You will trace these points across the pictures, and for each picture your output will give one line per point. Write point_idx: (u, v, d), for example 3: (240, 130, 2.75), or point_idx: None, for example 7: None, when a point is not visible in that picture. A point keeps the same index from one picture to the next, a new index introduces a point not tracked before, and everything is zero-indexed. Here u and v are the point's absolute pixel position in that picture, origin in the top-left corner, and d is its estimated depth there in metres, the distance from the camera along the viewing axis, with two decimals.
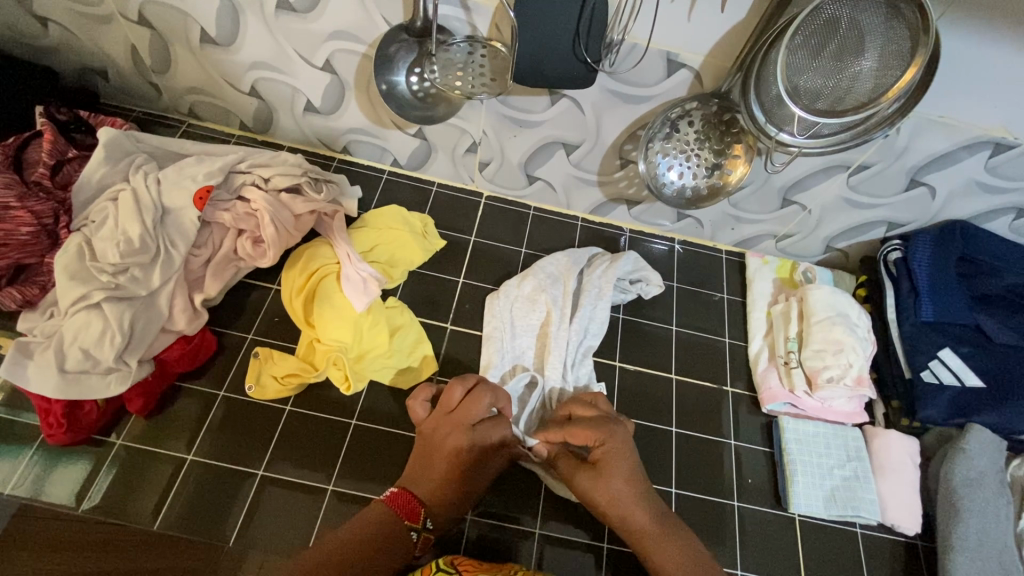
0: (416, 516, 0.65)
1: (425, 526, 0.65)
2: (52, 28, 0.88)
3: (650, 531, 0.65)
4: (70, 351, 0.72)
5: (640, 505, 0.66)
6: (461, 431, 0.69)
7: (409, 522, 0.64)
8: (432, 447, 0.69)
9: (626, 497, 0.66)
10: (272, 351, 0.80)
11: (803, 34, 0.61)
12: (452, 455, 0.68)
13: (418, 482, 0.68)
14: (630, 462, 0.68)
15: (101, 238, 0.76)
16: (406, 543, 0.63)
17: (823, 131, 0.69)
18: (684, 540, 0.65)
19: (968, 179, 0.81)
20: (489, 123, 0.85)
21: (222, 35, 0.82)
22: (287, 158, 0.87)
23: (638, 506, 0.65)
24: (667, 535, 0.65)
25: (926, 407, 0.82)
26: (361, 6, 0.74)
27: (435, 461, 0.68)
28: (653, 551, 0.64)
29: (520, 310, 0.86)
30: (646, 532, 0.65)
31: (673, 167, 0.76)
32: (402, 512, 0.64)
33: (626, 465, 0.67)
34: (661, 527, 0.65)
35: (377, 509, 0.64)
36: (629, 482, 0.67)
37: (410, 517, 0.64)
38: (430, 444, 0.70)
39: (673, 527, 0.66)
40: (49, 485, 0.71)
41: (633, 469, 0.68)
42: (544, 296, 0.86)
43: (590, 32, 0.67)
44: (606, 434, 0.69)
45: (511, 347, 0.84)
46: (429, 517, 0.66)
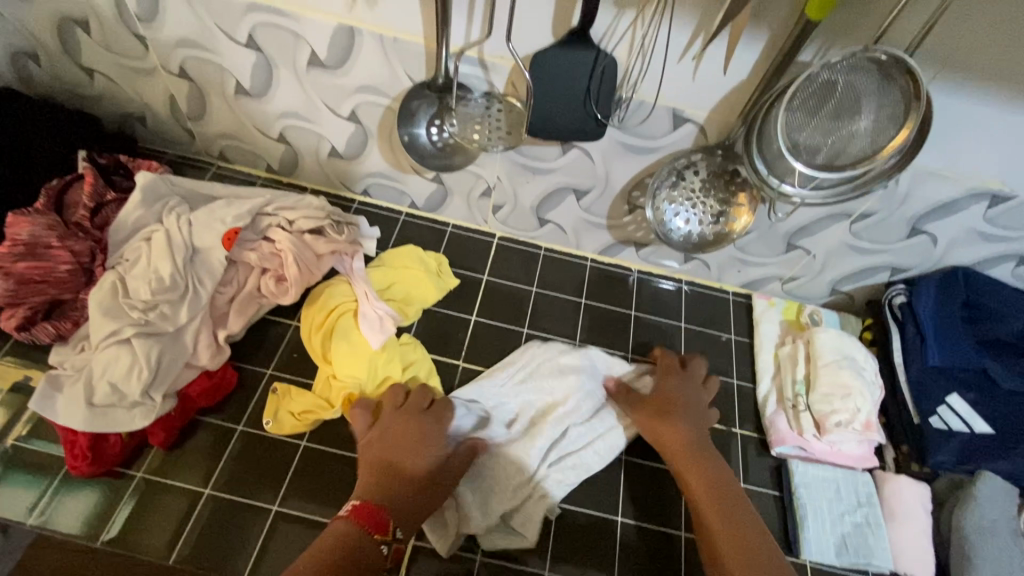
0: (384, 529, 0.64)
1: (396, 538, 0.66)
2: (97, 79, 0.94)
3: (687, 452, 0.76)
4: (99, 384, 0.75)
5: (681, 429, 0.78)
6: (419, 433, 0.74)
7: (378, 536, 0.63)
8: (388, 446, 0.72)
9: (682, 434, 0.77)
10: (288, 387, 0.82)
11: (801, 97, 0.65)
12: (416, 464, 0.71)
13: (380, 496, 0.67)
14: (692, 410, 0.81)
15: (135, 276, 0.80)
16: (377, 556, 0.63)
17: (825, 184, 0.70)
18: (712, 467, 0.74)
19: (968, 228, 0.83)
20: (504, 170, 0.90)
21: (256, 87, 0.88)
22: (311, 201, 0.91)
23: (679, 429, 0.78)
24: (716, 475, 0.74)
25: (936, 452, 0.82)
26: (387, 64, 0.79)
27: (394, 467, 0.70)
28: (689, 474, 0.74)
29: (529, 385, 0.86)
30: (682, 457, 0.76)
31: (680, 214, 0.80)
32: (370, 522, 0.64)
33: (682, 407, 0.81)
34: (708, 469, 0.74)
35: (345, 525, 0.63)
36: (685, 422, 0.79)
37: (380, 531, 0.64)
38: (401, 442, 0.73)
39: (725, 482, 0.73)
40: (69, 517, 0.72)
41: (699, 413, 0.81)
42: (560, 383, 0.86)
43: (601, 91, 0.73)
44: (679, 373, 0.85)
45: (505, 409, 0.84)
46: (398, 527, 0.66)
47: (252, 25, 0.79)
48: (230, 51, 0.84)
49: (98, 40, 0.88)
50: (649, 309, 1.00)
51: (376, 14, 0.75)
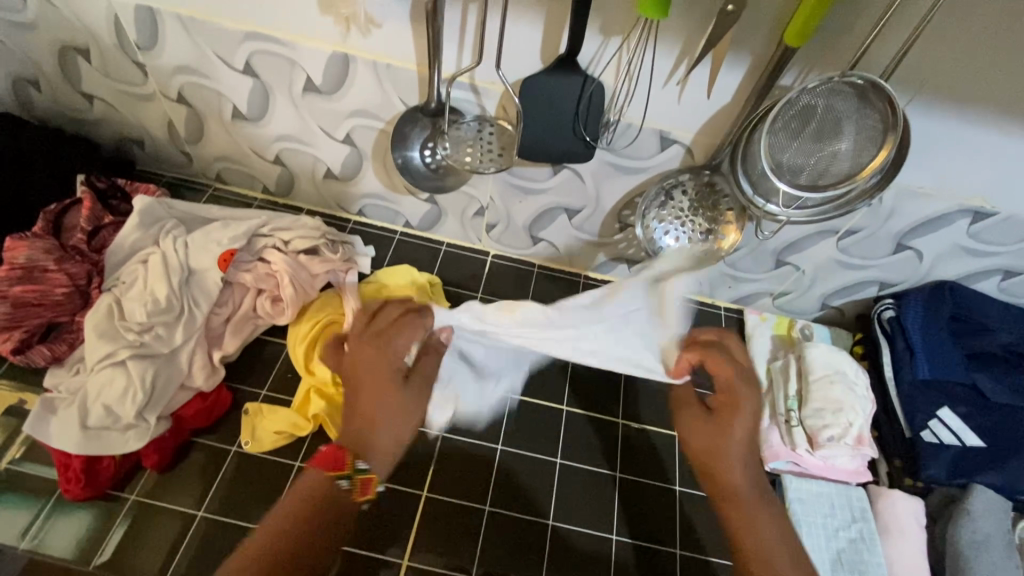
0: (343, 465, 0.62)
1: (359, 470, 0.62)
2: (96, 104, 0.96)
3: (744, 496, 0.65)
4: (93, 407, 0.75)
5: (741, 467, 0.66)
6: (371, 354, 0.69)
7: (337, 472, 0.61)
8: (353, 375, 0.69)
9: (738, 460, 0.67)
10: (262, 407, 0.82)
11: (782, 120, 0.67)
12: (367, 394, 0.67)
13: (345, 435, 0.65)
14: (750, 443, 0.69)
15: (131, 298, 0.81)
16: (340, 493, 0.61)
17: (809, 204, 0.72)
18: (766, 514, 0.65)
19: (953, 243, 0.85)
20: (497, 190, 0.91)
21: (252, 112, 0.90)
22: (306, 222, 0.93)
23: (739, 466, 0.66)
24: (750, 511, 0.64)
25: (929, 466, 0.83)
26: (381, 89, 0.81)
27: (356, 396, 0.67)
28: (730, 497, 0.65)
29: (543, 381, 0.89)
30: (739, 494, 0.65)
31: (669, 233, 0.82)
32: (328, 464, 0.62)
33: (744, 442, 0.68)
34: (745, 504, 0.65)
35: (308, 474, 0.62)
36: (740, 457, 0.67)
37: (336, 466, 0.62)
38: (357, 370, 0.68)
39: (753, 499, 0.65)
40: (60, 541, 0.72)
41: (751, 436, 0.69)
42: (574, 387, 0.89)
43: (589, 114, 0.75)
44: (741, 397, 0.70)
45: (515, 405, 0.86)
46: (359, 458, 0.63)
47: (249, 52, 0.81)
48: (227, 77, 0.86)
49: (98, 67, 0.90)
50: None
51: (369, 42, 0.77)
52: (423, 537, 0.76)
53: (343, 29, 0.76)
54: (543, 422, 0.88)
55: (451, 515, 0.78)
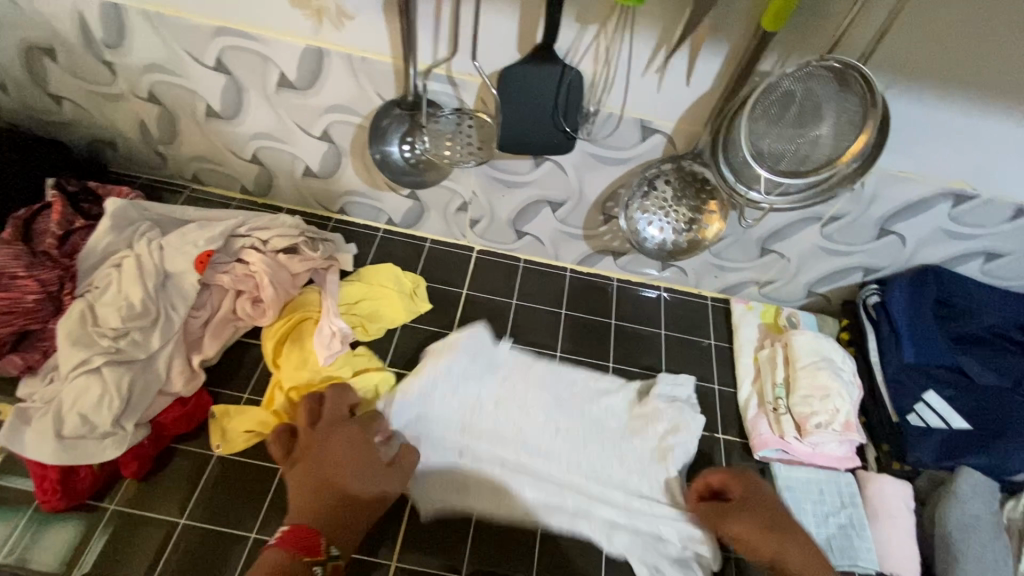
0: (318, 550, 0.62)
1: (331, 556, 0.63)
2: (65, 105, 0.93)
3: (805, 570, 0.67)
4: (68, 416, 0.73)
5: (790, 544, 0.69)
6: (342, 455, 0.70)
7: (311, 558, 0.61)
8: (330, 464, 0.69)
9: (762, 537, 0.70)
10: (231, 406, 0.81)
11: (762, 105, 0.67)
12: (341, 475, 0.68)
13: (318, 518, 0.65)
14: (785, 526, 0.71)
15: (105, 303, 0.79)
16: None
17: (791, 190, 0.72)
18: None
19: (935, 226, 0.85)
20: (479, 185, 0.90)
21: (226, 110, 0.88)
22: (285, 220, 0.91)
23: (788, 545, 0.69)
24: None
25: (915, 450, 0.84)
26: (357, 84, 0.79)
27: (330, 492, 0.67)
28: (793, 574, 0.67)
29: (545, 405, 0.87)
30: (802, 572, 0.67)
31: (653, 223, 0.81)
32: (299, 547, 0.61)
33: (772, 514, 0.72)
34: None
35: (274, 556, 0.60)
36: (788, 543, 0.69)
37: (311, 552, 0.62)
38: (325, 455, 0.70)
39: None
40: (38, 552, 0.70)
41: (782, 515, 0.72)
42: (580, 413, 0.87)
43: (568, 103, 0.74)
44: (748, 483, 0.75)
45: (516, 431, 0.85)
46: (333, 545, 0.64)
47: (220, 49, 0.79)
48: (199, 74, 0.84)
49: (65, 67, 0.87)
50: (630, 318, 1.00)
51: (343, 35, 0.75)
52: (414, 539, 0.75)
53: (315, 23, 0.74)
54: (529, 417, 0.86)
55: (438, 526, 0.76)
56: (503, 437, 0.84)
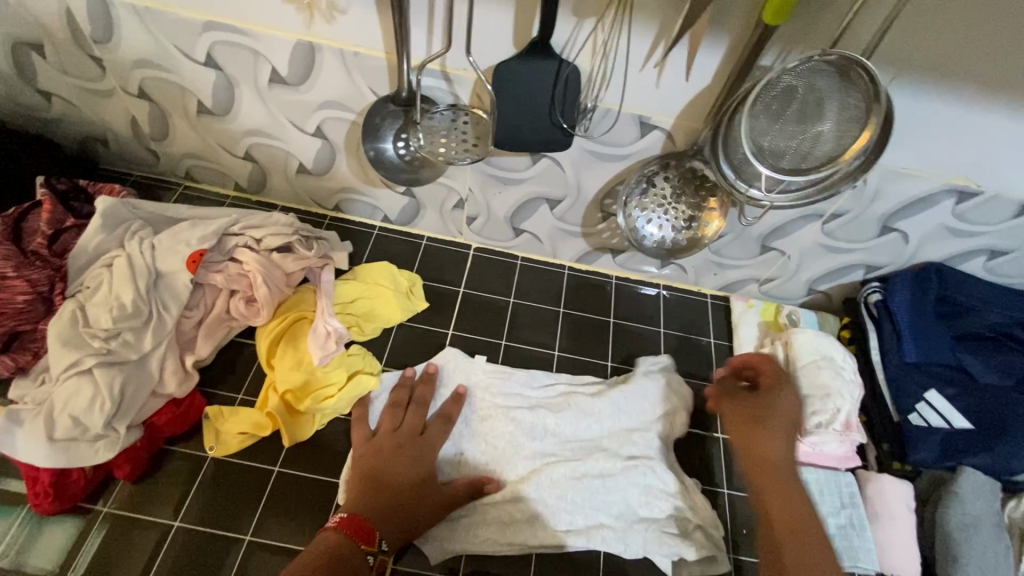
0: (371, 540, 0.66)
1: (381, 550, 0.67)
2: (55, 102, 0.92)
3: (777, 465, 0.63)
4: (59, 418, 0.72)
5: (783, 445, 0.64)
6: (410, 460, 0.75)
7: (365, 546, 0.65)
8: (385, 463, 0.74)
9: (762, 440, 0.65)
10: (224, 408, 0.80)
11: (764, 101, 0.65)
12: (405, 473, 0.74)
13: (370, 510, 0.69)
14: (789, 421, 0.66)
15: (96, 304, 0.78)
16: (363, 567, 0.64)
17: (792, 187, 0.70)
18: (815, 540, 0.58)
19: (939, 224, 0.83)
20: (475, 181, 0.89)
21: (218, 106, 0.86)
22: (278, 218, 0.90)
23: (779, 445, 0.64)
24: (787, 489, 0.61)
25: (917, 450, 0.83)
26: (349, 78, 0.78)
27: (385, 489, 0.72)
28: (768, 498, 0.61)
29: (530, 421, 0.85)
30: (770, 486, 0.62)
31: (652, 221, 0.79)
32: (356, 535, 0.65)
33: (783, 416, 0.67)
34: (777, 476, 0.62)
35: (332, 536, 0.64)
36: (780, 429, 0.65)
37: (367, 541, 0.66)
38: (398, 455, 0.75)
39: (781, 468, 0.63)
40: (31, 555, 0.70)
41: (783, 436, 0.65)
42: (568, 426, 0.85)
43: (565, 99, 0.72)
44: (782, 383, 0.70)
45: (502, 449, 0.82)
46: (384, 538, 0.68)
47: (210, 43, 0.78)
48: (189, 70, 0.82)
49: (54, 63, 0.86)
50: (629, 315, 0.99)
51: (334, 29, 0.73)
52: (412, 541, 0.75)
53: (306, 17, 0.73)
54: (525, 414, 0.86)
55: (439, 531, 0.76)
56: (491, 456, 0.82)
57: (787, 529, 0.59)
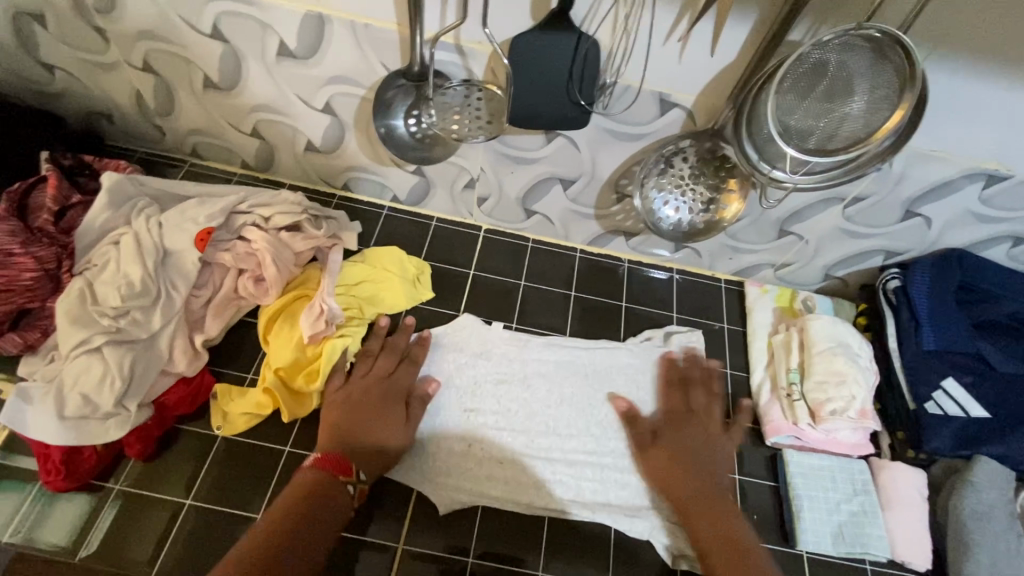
0: (349, 470, 0.68)
1: (360, 479, 0.69)
2: (58, 75, 0.90)
3: (694, 500, 0.72)
4: (69, 396, 0.72)
5: (691, 477, 0.74)
6: (372, 405, 0.75)
7: (343, 476, 0.67)
8: (354, 401, 0.75)
9: (675, 474, 0.75)
10: (230, 387, 0.79)
11: (792, 77, 0.62)
12: (375, 416, 0.75)
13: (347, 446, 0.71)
14: (699, 461, 0.76)
15: (104, 281, 0.77)
16: (343, 496, 0.67)
17: (817, 168, 0.68)
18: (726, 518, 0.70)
19: (963, 209, 0.81)
20: (487, 161, 0.87)
21: (224, 81, 0.84)
22: (287, 197, 0.88)
23: (687, 477, 0.74)
24: (722, 513, 0.70)
25: (932, 439, 0.82)
26: (360, 52, 0.75)
27: (357, 426, 0.73)
28: (693, 519, 0.71)
29: (546, 389, 0.86)
30: (688, 504, 0.72)
31: (669, 203, 0.77)
32: (333, 467, 0.68)
33: (684, 453, 0.77)
34: (695, 511, 0.71)
35: (306, 475, 0.67)
36: (686, 466, 0.75)
37: (344, 471, 0.68)
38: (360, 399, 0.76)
39: (710, 500, 0.72)
40: (44, 532, 0.70)
41: (710, 469, 0.75)
42: (582, 393, 0.86)
43: (584, 76, 0.69)
44: (687, 418, 0.81)
45: (516, 413, 0.83)
46: (362, 469, 0.70)
47: (216, 14, 0.75)
48: (195, 42, 0.80)
49: (56, 34, 0.83)
50: (641, 299, 0.98)
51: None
52: (422, 523, 0.74)
53: None
54: (535, 398, 0.85)
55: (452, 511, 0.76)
56: (504, 421, 0.83)
57: (716, 556, 0.67)
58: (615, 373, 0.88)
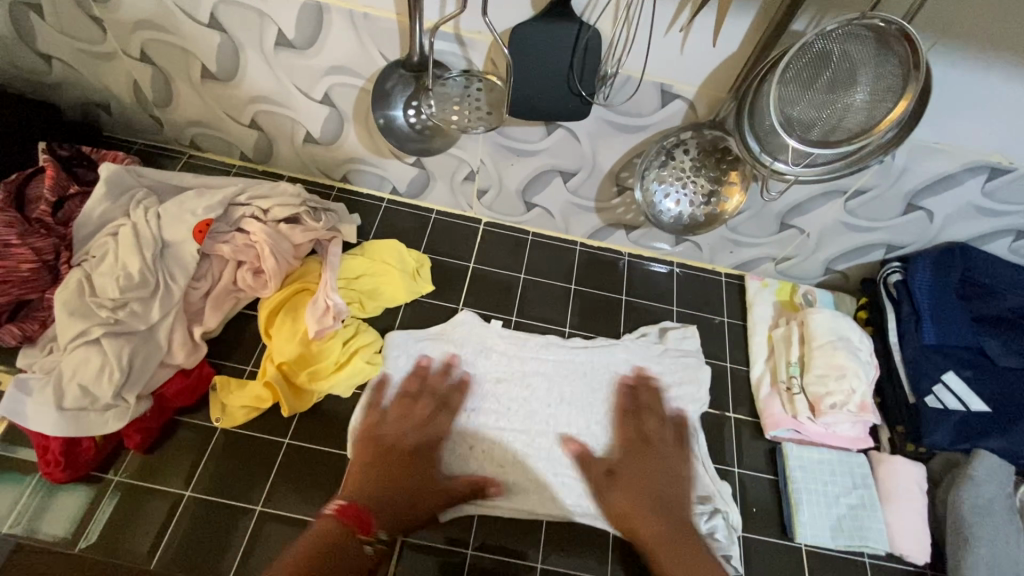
0: (370, 529, 0.67)
1: (379, 539, 0.68)
2: (55, 65, 0.89)
3: (660, 540, 0.71)
4: (68, 387, 0.72)
5: (655, 515, 0.73)
6: (404, 459, 0.74)
7: (363, 534, 0.66)
8: (383, 448, 0.75)
9: (636, 512, 0.74)
10: (230, 379, 0.79)
11: (794, 68, 0.62)
12: (406, 461, 0.74)
13: (369, 498, 0.70)
14: (659, 493, 0.75)
15: (102, 273, 0.77)
16: (362, 555, 0.65)
17: (819, 161, 0.67)
18: (694, 558, 0.69)
19: (966, 202, 0.80)
20: (487, 153, 0.86)
21: (223, 71, 0.83)
22: (285, 188, 0.88)
23: (648, 515, 0.73)
24: (688, 555, 0.69)
25: (932, 432, 0.81)
26: (358, 42, 0.75)
27: (383, 474, 0.72)
28: (660, 559, 0.69)
29: (546, 388, 0.85)
30: (654, 543, 0.71)
31: (670, 195, 0.76)
32: (355, 523, 0.67)
33: (647, 489, 0.75)
34: (666, 552, 0.70)
35: (328, 523, 0.66)
36: (650, 505, 0.74)
37: (363, 530, 0.67)
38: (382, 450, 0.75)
39: (670, 540, 0.71)
40: (44, 523, 0.70)
41: (666, 503, 0.74)
42: (582, 393, 0.85)
43: (585, 67, 0.69)
44: (645, 454, 0.79)
45: (515, 413, 0.83)
46: (382, 529, 0.69)
47: (213, 3, 0.75)
48: (193, 32, 0.79)
49: (53, 23, 0.83)
50: (641, 293, 0.97)
51: None
52: (422, 515, 0.74)
53: None
54: (533, 392, 0.85)
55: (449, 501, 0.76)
56: (503, 420, 0.82)
57: None
58: (614, 370, 0.88)
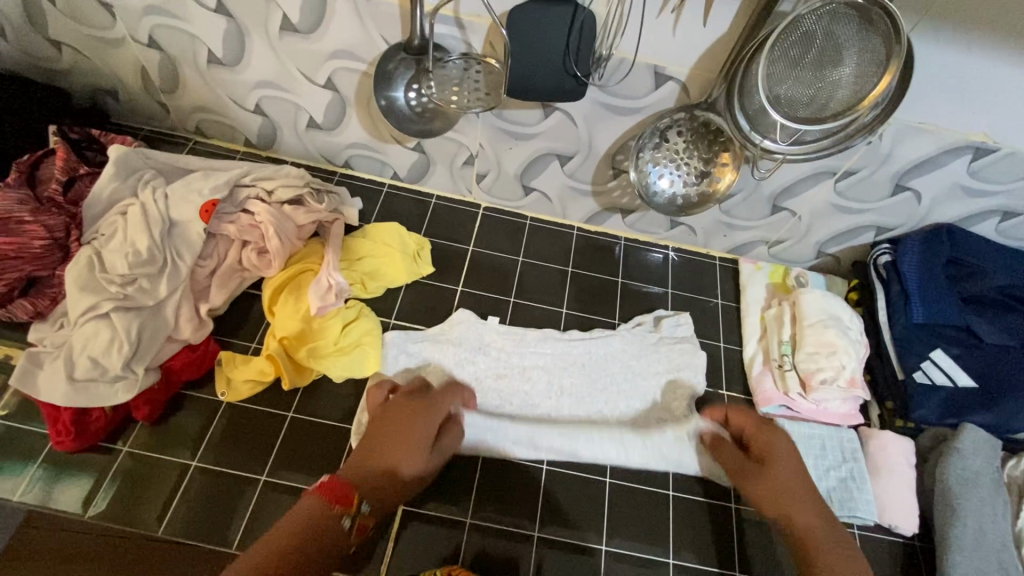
0: (350, 501, 0.58)
1: (359, 513, 0.59)
2: (65, 51, 0.91)
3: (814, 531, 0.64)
4: (79, 359, 0.74)
5: (805, 505, 0.66)
6: (399, 434, 0.66)
7: (341, 508, 0.57)
8: (378, 421, 0.67)
9: (793, 501, 0.67)
10: (234, 354, 0.81)
11: (782, 46, 0.64)
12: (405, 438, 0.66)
13: (354, 469, 0.62)
14: (800, 485, 0.68)
15: (111, 250, 0.79)
16: (339, 535, 0.56)
17: (807, 137, 0.70)
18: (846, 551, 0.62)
19: (952, 182, 0.83)
20: (485, 136, 0.88)
21: (228, 56, 0.86)
22: (290, 171, 0.91)
23: (804, 503, 0.66)
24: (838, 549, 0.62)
25: (919, 407, 0.83)
26: (361, 25, 0.77)
27: (377, 443, 0.65)
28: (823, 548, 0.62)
29: (549, 372, 0.87)
30: (810, 535, 0.63)
31: (664, 175, 0.78)
32: (336, 496, 0.58)
33: (794, 481, 0.69)
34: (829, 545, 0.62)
35: (311, 498, 0.57)
36: (799, 487, 0.68)
37: (344, 502, 0.58)
38: (375, 429, 0.67)
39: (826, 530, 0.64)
40: (57, 492, 0.72)
41: (810, 490, 0.68)
42: (584, 378, 0.88)
43: (580, 47, 0.71)
44: (773, 441, 0.74)
45: (521, 397, 0.85)
46: (364, 502, 0.60)
47: None
48: (200, 17, 0.82)
49: (64, 10, 0.85)
50: (637, 276, 1.00)
51: None
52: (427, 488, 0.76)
53: None
54: (528, 370, 0.88)
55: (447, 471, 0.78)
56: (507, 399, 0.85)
57: None
58: (611, 361, 0.90)
